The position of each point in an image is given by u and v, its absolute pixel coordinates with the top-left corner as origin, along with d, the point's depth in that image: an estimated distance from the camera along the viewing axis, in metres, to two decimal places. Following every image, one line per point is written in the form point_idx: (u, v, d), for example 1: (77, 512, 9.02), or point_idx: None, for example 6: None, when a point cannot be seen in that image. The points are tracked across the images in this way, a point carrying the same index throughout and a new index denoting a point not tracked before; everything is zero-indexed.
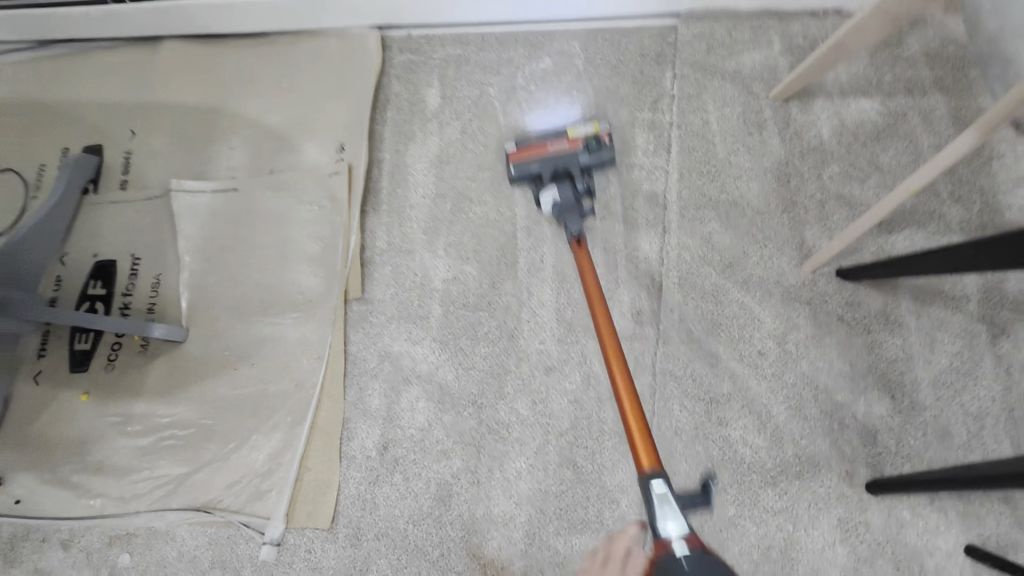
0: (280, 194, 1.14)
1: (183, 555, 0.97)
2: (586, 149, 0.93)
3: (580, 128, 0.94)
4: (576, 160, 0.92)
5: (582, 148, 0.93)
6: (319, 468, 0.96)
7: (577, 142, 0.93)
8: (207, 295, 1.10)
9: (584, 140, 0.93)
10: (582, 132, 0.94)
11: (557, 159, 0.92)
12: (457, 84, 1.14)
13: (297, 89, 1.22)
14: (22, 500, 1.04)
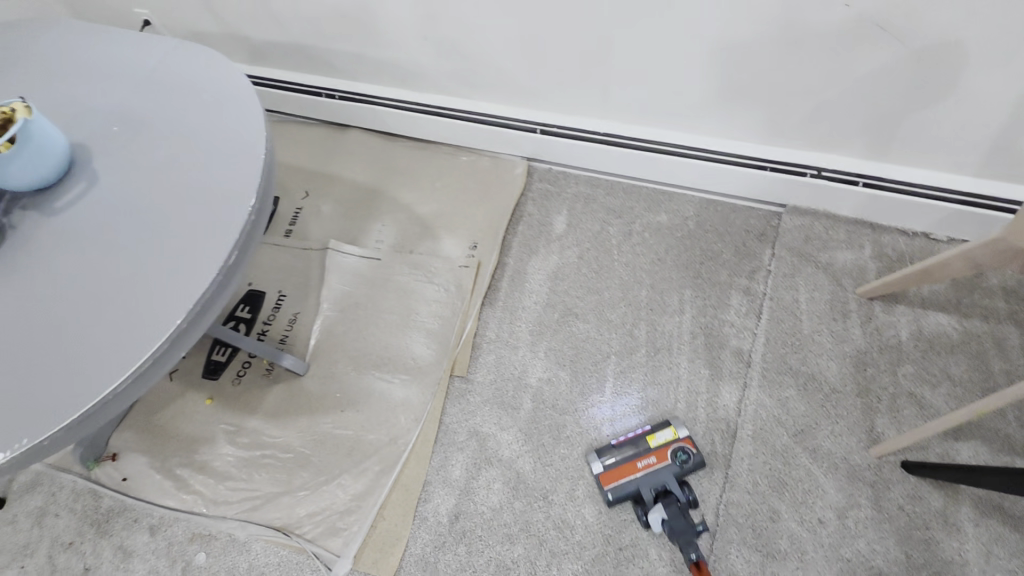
0: (415, 270, 1.33)
1: (252, 567, 1.10)
2: (677, 462, 0.99)
3: (660, 436, 1.02)
4: (669, 476, 0.98)
5: (672, 460, 1.00)
6: (394, 520, 1.07)
7: (666, 458, 1.00)
8: (333, 340, 1.28)
9: (671, 452, 1.00)
10: (663, 440, 1.02)
11: (653, 477, 0.99)
12: (583, 216, 1.34)
13: (447, 188, 1.45)
14: (129, 479, 1.17)
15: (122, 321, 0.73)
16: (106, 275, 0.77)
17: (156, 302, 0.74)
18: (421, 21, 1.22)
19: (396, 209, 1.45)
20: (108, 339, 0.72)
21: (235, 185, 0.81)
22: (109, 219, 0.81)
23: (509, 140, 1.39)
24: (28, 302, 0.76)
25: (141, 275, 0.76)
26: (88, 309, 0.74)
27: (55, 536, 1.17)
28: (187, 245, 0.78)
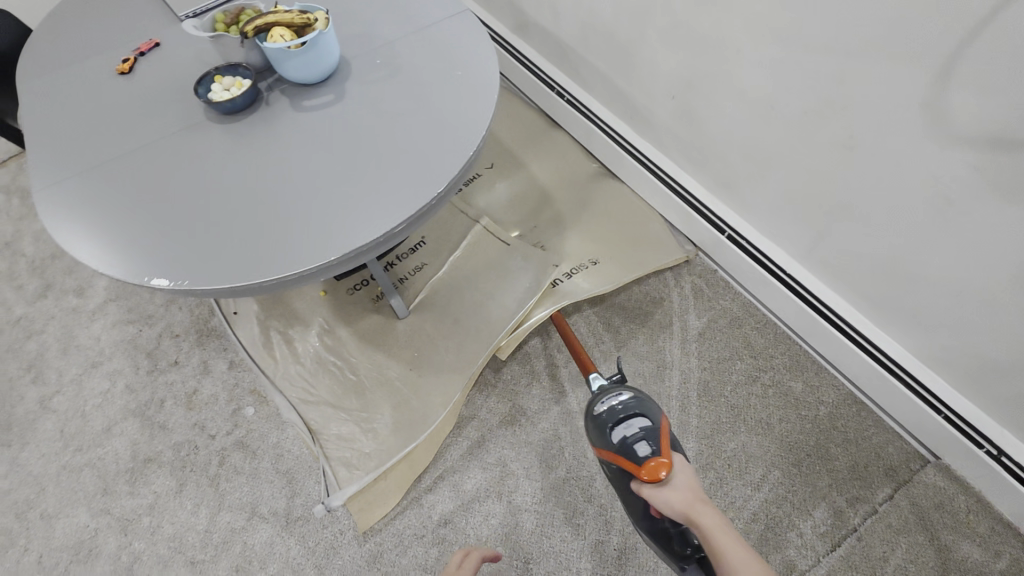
0: (529, 275, 1.34)
1: (275, 444, 1.21)
2: None
3: None
4: None
5: None
6: (388, 487, 1.12)
7: None
8: (437, 305, 1.34)
9: None
10: None
11: None
12: (719, 334, 1.25)
13: (605, 228, 1.43)
14: (237, 315, 1.38)
15: (295, 229, 0.84)
16: (304, 184, 0.88)
17: (327, 231, 0.83)
18: (677, 83, 1.20)
19: (552, 220, 1.47)
20: (280, 239, 0.83)
21: (435, 168, 0.88)
22: (330, 140, 0.92)
23: (693, 225, 1.34)
24: (244, 176, 0.90)
25: (327, 200, 0.86)
26: (278, 206, 0.86)
27: (171, 324, 1.41)
28: (374, 195, 0.86)
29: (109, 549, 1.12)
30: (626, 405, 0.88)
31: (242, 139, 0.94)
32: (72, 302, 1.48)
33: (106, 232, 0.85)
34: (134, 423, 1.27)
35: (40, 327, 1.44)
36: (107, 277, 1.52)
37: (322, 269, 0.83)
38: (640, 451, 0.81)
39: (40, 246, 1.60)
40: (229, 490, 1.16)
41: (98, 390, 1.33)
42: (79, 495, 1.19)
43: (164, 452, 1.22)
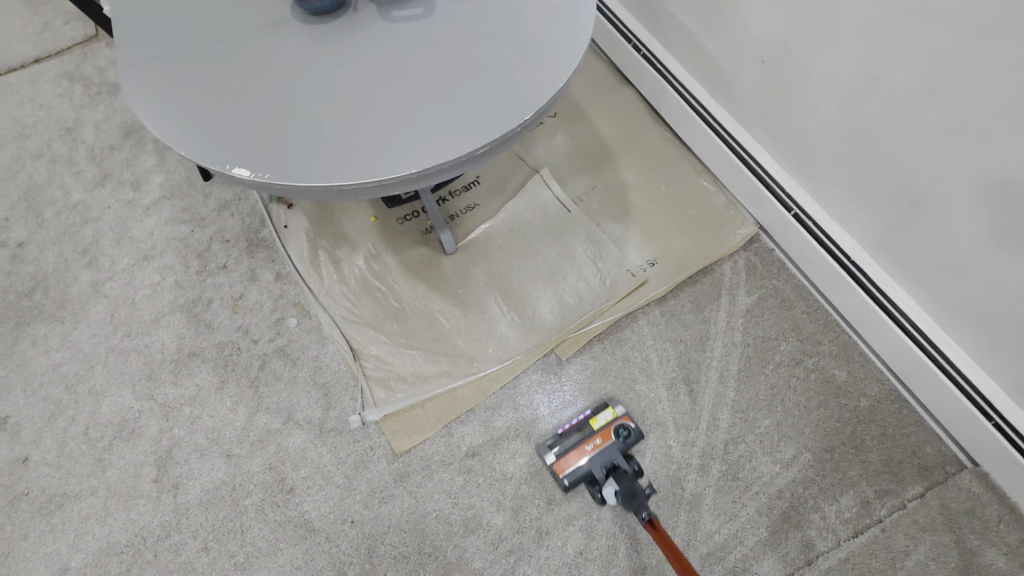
0: (590, 245, 1.32)
1: (314, 357, 1.24)
2: (618, 439, 1.06)
3: (602, 417, 1.09)
4: (616, 455, 1.04)
5: (615, 438, 1.06)
6: (428, 415, 1.15)
7: (608, 434, 1.06)
8: (486, 246, 1.34)
9: (613, 429, 1.07)
10: (606, 420, 1.08)
11: (600, 456, 1.04)
12: (768, 313, 1.23)
13: (666, 197, 1.40)
14: (287, 230, 1.39)
15: (374, 140, 0.83)
16: (384, 95, 0.86)
17: (409, 145, 0.83)
18: (769, 46, 1.13)
19: (613, 181, 1.43)
20: (361, 147, 0.83)
21: (522, 97, 0.86)
22: (413, 53, 0.90)
23: (758, 200, 1.29)
24: (327, 78, 0.88)
25: (410, 114, 0.85)
26: (360, 113, 0.85)
27: (222, 229, 1.43)
28: (458, 116, 0.85)
29: (151, 431, 1.17)
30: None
31: (327, 40, 0.92)
32: (129, 195, 1.50)
33: (188, 116, 0.86)
34: (181, 318, 1.30)
35: (96, 215, 1.47)
36: (163, 175, 1.53)
37: (399, 182, 0.83)
38: None
39: (101, 137, 1.61)
40: (267, 394, 1.20)
41: (148, 282, 1.36)
42: (126, 377, 1.23)
43: (208, 349, 1.26)
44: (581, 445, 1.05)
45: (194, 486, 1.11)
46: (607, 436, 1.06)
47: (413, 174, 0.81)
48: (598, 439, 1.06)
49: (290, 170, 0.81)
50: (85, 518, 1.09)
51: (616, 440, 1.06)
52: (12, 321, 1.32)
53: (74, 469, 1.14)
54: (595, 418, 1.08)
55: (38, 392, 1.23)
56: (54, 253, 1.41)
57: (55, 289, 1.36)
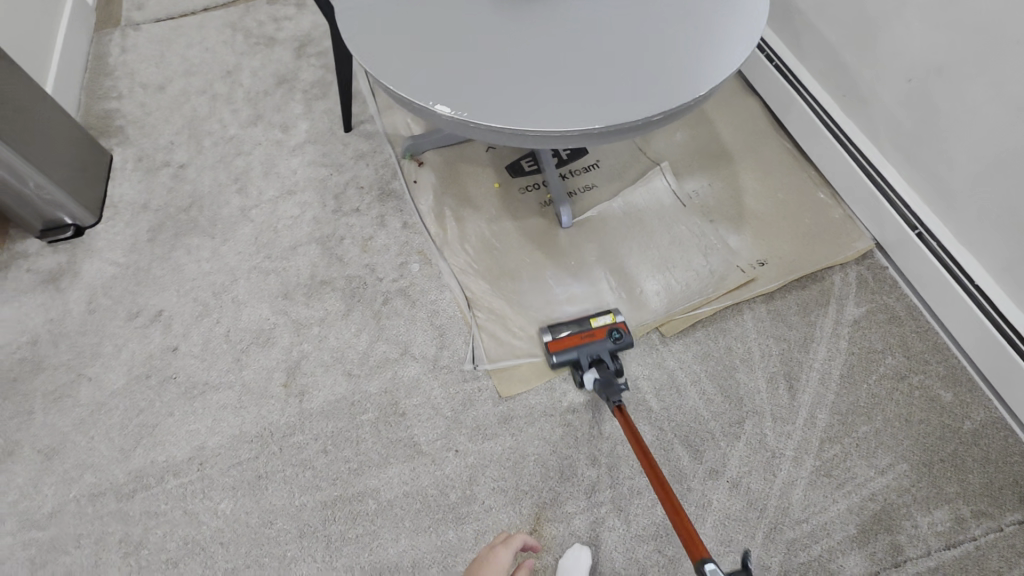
0: (702, 237, 1.38)
1: (433, 300, 1.33)
2: (609, 337, 1.17)
3: (602, 319, 1.20)
4: (603, 348, 1.16)
5: (607, 337, 1.17)
6: (535, 366, 1.22)
7: (602, 330, 1.18)
8: (601, 225, 1.42)
9: (608, 330, 1.18)
10: (603, 322, 1.20)
11: (591, 347, 1.16)
12: (875, 327, 1.25)
13: (782, 203, 1.44)
14: (416, 184, 1.51)
15: (560, 96, 0.91)
16: (571, 60, 0.95)
17: (595, 103, 0.90)
18: (918, 64, 1.17)
19: (730, 181, 1.48)
20: (551, 100, 0.91)
21: (700, 73, 0.93)
22: (598, 27, 0.98)
23: (879, 215, 1.32)
24: (520, 38, 0.97)
25: (596, 77, 0.93)
26: (551, 71, 0.94)
27: (357, 176, 1.55)
28: (641, 83, 0.92)
29: (283, 342, 1.29)
30: None
31: (520, 8, 1.01)
32: (277, 136, 1.64)
33: (398, 57, 0.96)
34: (316, 249, 1.43)
35: (248, 149, 1.62)
36: (308, 122, 1.67)
37: (580, 136, 0.91)
38: None
39: (256, 81, 1.76)
40: (388, 327, 1.30)
41: (290, 214, 1.49)
42: (265, 293, 1.36)
43: (338, 280, 1.38)
44: (576, 333, 1.18)
45: (318, 396, 1.21)
46: (600, 333, 1.18)
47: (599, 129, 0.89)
48: (591, 334, 1.18)
49: (488, 112, 0.90)
50: (222, 408, 1.21)
51: (608, 338, 1.17)
52: (171, 230, 1.48)
53: (215, 363, 1.27)
54: (594, 318, 1.20)
55: (189, 294, 1.37)
56: (210, 177, 1.57)
57: (208, 208, 1.51)
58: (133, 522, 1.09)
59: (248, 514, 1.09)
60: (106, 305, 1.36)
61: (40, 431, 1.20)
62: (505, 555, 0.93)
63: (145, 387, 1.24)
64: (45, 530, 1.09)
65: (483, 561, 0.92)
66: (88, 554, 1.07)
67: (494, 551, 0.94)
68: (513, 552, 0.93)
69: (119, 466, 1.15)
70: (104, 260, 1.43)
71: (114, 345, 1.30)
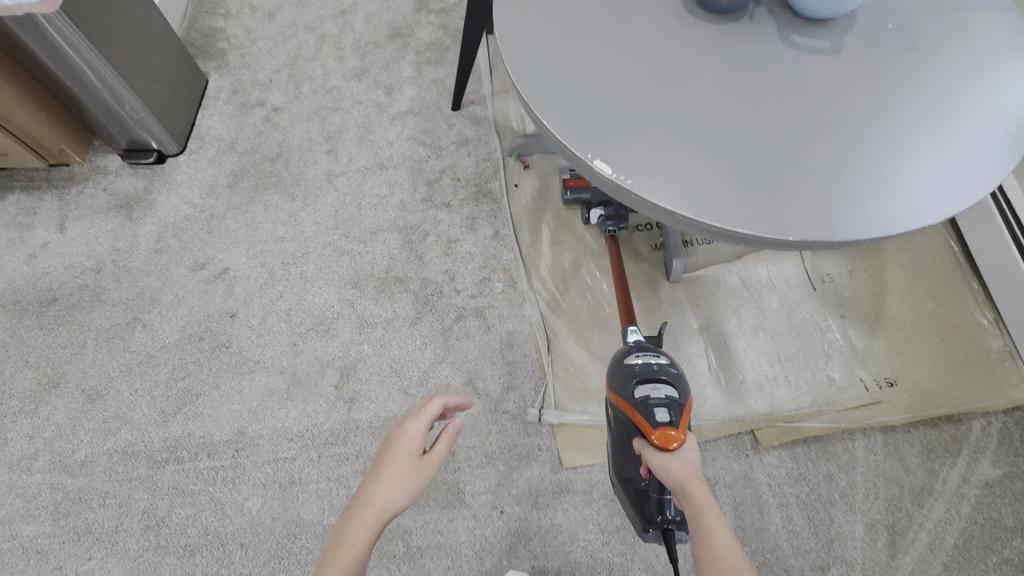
0: (826, 336, 1.19)
1: (508, 331, 1.20)
2: None
3: None
4: None
5: None
6: (603, 439, 1.09)
7: None
8: (713, 290, 1.24)
9: None
10: None
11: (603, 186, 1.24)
12: (1012, 498, 1.06)
13: (933, 316, 1.21)
14: (516, 189, 1.35)
15: (752, 183, 0.69)
16: (775, 135, 0.72)
17: (795, 203, 0.68)
18: None
19: (876, 274, 1.25)
20: (740, 185, 0.69)
21: (935, 195, 0.70)
22: (817, 96, 0.75)
23: None
24: (713, 87, 0.75)
25: (802, 165, 0.70)
26: (746, 143, 0.71)
27: (455, 165, 1.41)
28: (859, 188, 0.70)
29: (343, 337, 1.20)
30: (666, 372, 0.89)
31: (717, 44, 0.79)
32: (380, 98, 1.50)
33: (556, 81, 0.76)
34: (397, 240, 1.31)
35: (347, 107, 1.49)
36: (415, 89, 1.52)
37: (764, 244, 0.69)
38: (658, 416, 0.80)
39: (369, 29, 1.61)
40: (456, 349, 1.19)
41: (376, 192, 1.37)
42: (334, 276, 1.27)
43: (413, 281, 1.26)
44: None
45: (368, 408, 1.13)
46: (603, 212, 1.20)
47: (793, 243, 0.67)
48: None
49: (656, 183, 0.69)
50: (268, 394, 1.14)
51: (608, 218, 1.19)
52: (252, 180, 1.39)
53: (272, 342, 1.20)
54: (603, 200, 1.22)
55: (258, 257, 1.29)
56: (302, 130, 1.46)
57: (294, 165, 1.41)
58: (160, 494, 1.06)
59: (273, 520, 1.04)
60: (174, 248, 1.30)
61: (88, 370, 1.17)
62: (418, 429, 0.65)
63: (196, 350, 1.19)
64: (74, 478, 1.07)
65: (389, 440, 0.65)
66: (112, 515, 1.04)
67: (401, 422, 0.66)
68: (428, 426, 0.66)
69: (156, 429, 1.11)
70: (180, 197, 1.36)
71: (174, 295, 1.25)
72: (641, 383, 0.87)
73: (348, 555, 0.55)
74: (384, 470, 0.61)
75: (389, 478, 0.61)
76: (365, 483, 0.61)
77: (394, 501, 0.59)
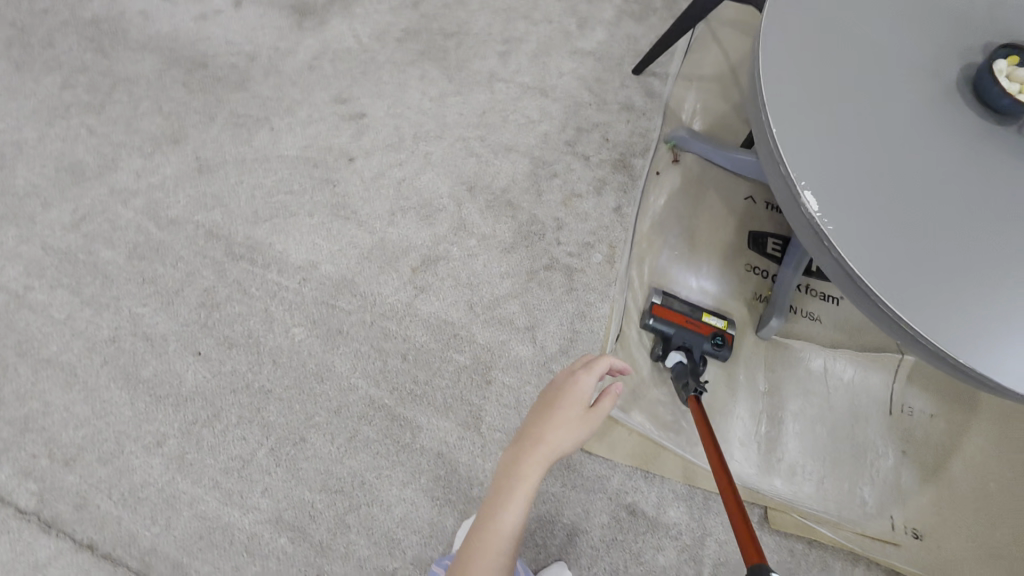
0: (877, 459, 1.15)
1: (587, 302, 1.19)
2: (711, 340, 1.08)
3: (714, 320, 1.11)
4: (698, 343, 1.08)
5: (708, 338, 1.09)
6: (628, 441, 1.09)
7: (708, 330, 1.09)
8: (792, 363, 1.20)
9: (714, 332, 1.09)
10: (714, 323, 1.11)
11: (688, 334, 1.09)
12: None
13: (991, 495, 1.15)
14: (656, 176, 1.31)
15: (950, 287, 0.65)
16: (997, 253, 0.66)
17: (985, 329, 0.63)
18: None
19: (958, 428, 1.19)
20: (939, 287, 0.64)
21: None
22: None
23: None
24: (957, 181, 0.70)
25: (1014, 299, 0.64)
26: (964, 250, 0.66)
27: (610, 125, 1.37)
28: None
29: (439, 230, 1.21)
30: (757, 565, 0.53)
31: (980, 141, 0.72)
32: (569, 28, 1.47)
33: (801, 98, 0.72)
34: (525, 167, 1.30)
35: (536, 22, 1.46)
36: (606, 35, 1.47)
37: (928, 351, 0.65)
38: None
39: None
40: (533, 292, 1.19)
41: (527, 113, 1.35)
42: (455, 171, 1.27)
43: (522, 212, 1.25)
44: (683, 315, 1.10)
45: (432, 302, 1.14)
46: (705, 330, 1.09)
47: (965, 368, 0.62)
48: (697, 325, 1.09)
49: (852, 240, 0.66)
50: (351, 245, 1.16)
51: (708, 339, 1.09)
52: (421, 46, 1.38)
53: (375, 201, 1.21)
54: (708, 314, 1.11)
55: (396, 119, 1.30)
56: (486, 22, 1.44)
57: (465, 51, 1.39)
58: (224, 282, 1.09)
59: (309, 355, 1.07)
60: (327, 72, 1.31)
61: (208, 142, 1.20)
62: (588, 382, 0.76)
63: (307, 174, 1.21)
64: (159, 230, 1.11)
65: (564, 387, 0.76)
66: (176, 277, 1.09)
67: (575, 374, 0.77)
68: (597, 381, 0.76)
69: (244, 225, 1.14)
70: (351, 29, 1.37)
71: (309, 114, 1.26)
72: (721, 572, 0.55)
73: (524, 485, 0.67)
74: (556, 412, 0.73)
75: (558, 422, 0.72)
76: (538, 423, 0.72)
77: (563, 442, 0.71)
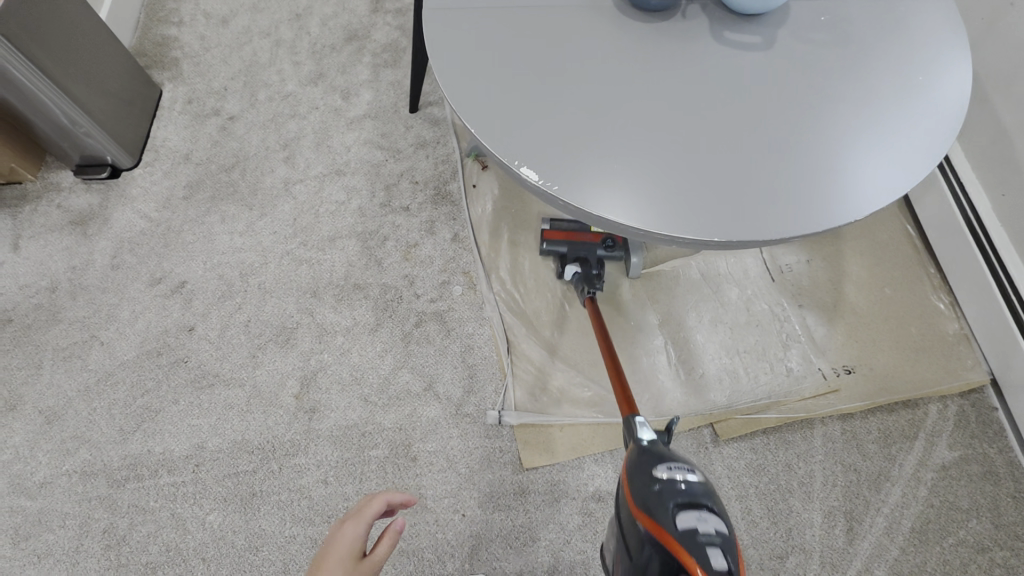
0: (783, 326, 1.20)
1: (468, 336, 1.20)
2: (602, 244, 1.16)
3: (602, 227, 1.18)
4: (594, 252, 1.16)
5: (601, 243, 1.16)
6: (563, 438, 1.10)
7: (599, 237, 1.16)
8: (672, 286, 1.24)
9: (604, 236, 1.16)
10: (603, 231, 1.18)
11: (581, 247, 1.16)
12: (966, 480, 1.07)
13: (887, 301, 1.22)
14: (474, 190, 1.34)
15: (679, 182, 0.70)
16: (703, 131, 0.72)
17: (723, 201, 0.69)
18: None
19: (834, 261, 1.26)
20: (670, 187, 0.69)
21: (864, 190, 0.70)
22: (744, 90, 0.75)
23: (1010, 353, 1.10)
24: (643, 87, 0.75)
25: (732, 163, 0.70)
26: (675, 144, 0.71)
27: (413, 168, 1.40)
28: (789, 183, 0.70)
29: (303, 346, 1.20)
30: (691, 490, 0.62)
31: (647, 43, 0.78)
32: (336, 103, 1.49)
33: (483, 85, 0.76)
34: (356, 247, 1.30)
35: (304, 113, 1.48)
36: (372, 92, 1.50)
37: (695, 244, 0.70)
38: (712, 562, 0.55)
39: (325, 33, 1.59)
40: (417, 354, 1.19)
41: (334, 199, 1.36)
42: (293, 285, 1.26)
43: (372, 287, 1.26)
44: (573, 230, 1.19)
45: (328, 417, 1.13)
46: (596, 237, 1.16)
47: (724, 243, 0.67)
48: (588, 235, 1.17)
49: (581, 185, 0.70)
50: (228, 408, 1.14)
51: (601, 245, 1.16)
52: (208, 191, 1.38)
53: (231, 355, 1.19)
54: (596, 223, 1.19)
55: (215, 269, 1.28)
56: (258, 137, 1.44)
57: (251, 174, 1.40)
58: (120, 513, 1.05)
59: (235, 533, 1.04)
60: (131, 263, 1.29)
61: (46, 391, 1.16)
62: (356, 530, 0.64)
63: (154, 366, 1.18)
64: (34, 500, 1.07)
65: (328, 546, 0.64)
66: (72, 536, 1.04)
67: (341, 525, 0.66)
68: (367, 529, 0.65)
69: (115, 447, 1.10)
70: (134, 211, 1.35)
71: (131, 311, 1.24)
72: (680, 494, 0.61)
73: None
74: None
75: None
76: None
77: None
